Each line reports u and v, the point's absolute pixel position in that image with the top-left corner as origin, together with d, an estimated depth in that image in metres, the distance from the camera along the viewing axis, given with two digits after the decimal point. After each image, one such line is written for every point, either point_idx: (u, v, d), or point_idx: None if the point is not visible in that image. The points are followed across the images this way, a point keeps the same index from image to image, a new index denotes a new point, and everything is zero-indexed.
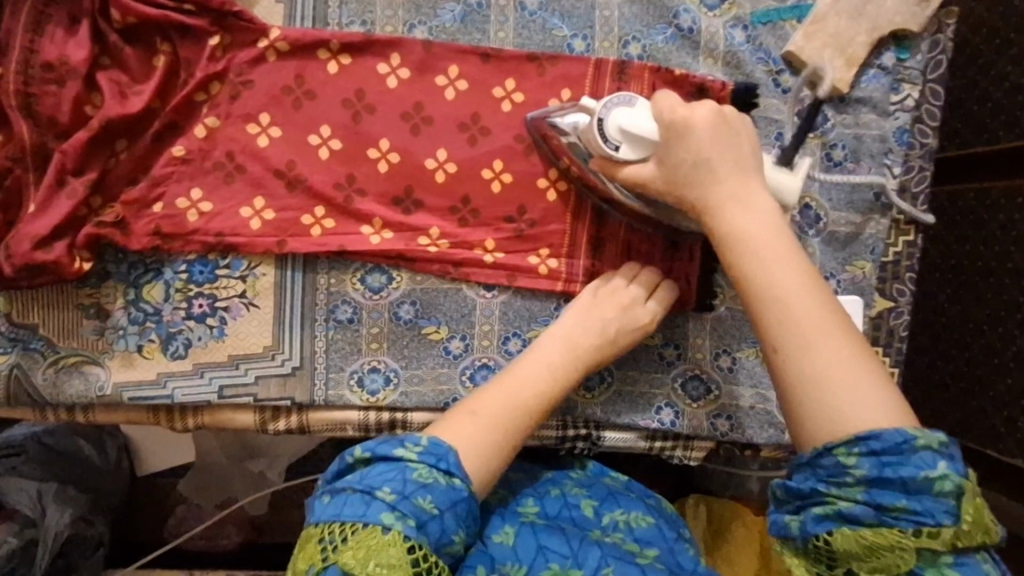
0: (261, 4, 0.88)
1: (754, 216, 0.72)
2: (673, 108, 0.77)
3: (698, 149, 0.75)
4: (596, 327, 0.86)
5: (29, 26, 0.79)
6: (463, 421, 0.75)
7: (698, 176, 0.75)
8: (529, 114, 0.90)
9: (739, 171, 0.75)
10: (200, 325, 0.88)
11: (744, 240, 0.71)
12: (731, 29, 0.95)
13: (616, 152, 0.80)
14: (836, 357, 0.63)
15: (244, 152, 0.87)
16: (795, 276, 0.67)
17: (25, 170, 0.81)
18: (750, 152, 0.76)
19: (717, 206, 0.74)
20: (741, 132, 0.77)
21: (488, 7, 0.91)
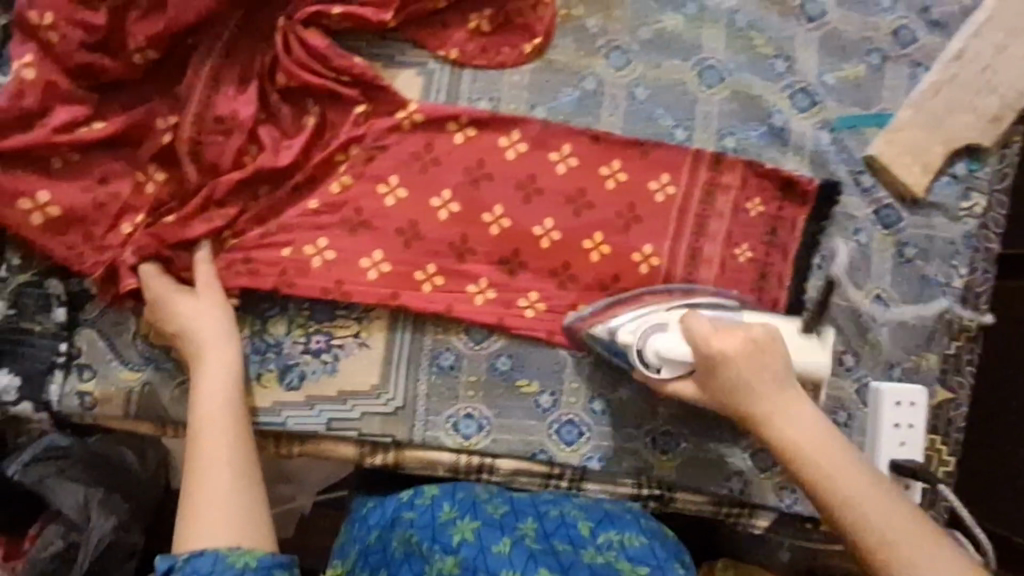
0: (402, 76, 0.95)
1: (800, 426, 0.83)
2: (708, 339, 0.86)
3: (737, 374, 0.85)
4: (204, 335, 0.86)
5: (207, 83, 0.87)
6: (206, 453, 0.81)
7: (738, 390, 0.85)
8: (568, 318, 0.98)
9: (777, 386, 0.85)
10: (315, 359, 0.95)
11: (802, 452, 0.81)
12: (818, 131, 1.03)
13: (657, 372, 0.90)
14: (918, 541, 0.75)
15: (373, 209, 0.94)
16: (858, 481, 0.79)
17: (182, 206, 0.88)
18: (784, 363, 0.86)
19: (759, 413, 0.84)
20: (770, 343, 0.86)
21: (602, 95, 0.98)
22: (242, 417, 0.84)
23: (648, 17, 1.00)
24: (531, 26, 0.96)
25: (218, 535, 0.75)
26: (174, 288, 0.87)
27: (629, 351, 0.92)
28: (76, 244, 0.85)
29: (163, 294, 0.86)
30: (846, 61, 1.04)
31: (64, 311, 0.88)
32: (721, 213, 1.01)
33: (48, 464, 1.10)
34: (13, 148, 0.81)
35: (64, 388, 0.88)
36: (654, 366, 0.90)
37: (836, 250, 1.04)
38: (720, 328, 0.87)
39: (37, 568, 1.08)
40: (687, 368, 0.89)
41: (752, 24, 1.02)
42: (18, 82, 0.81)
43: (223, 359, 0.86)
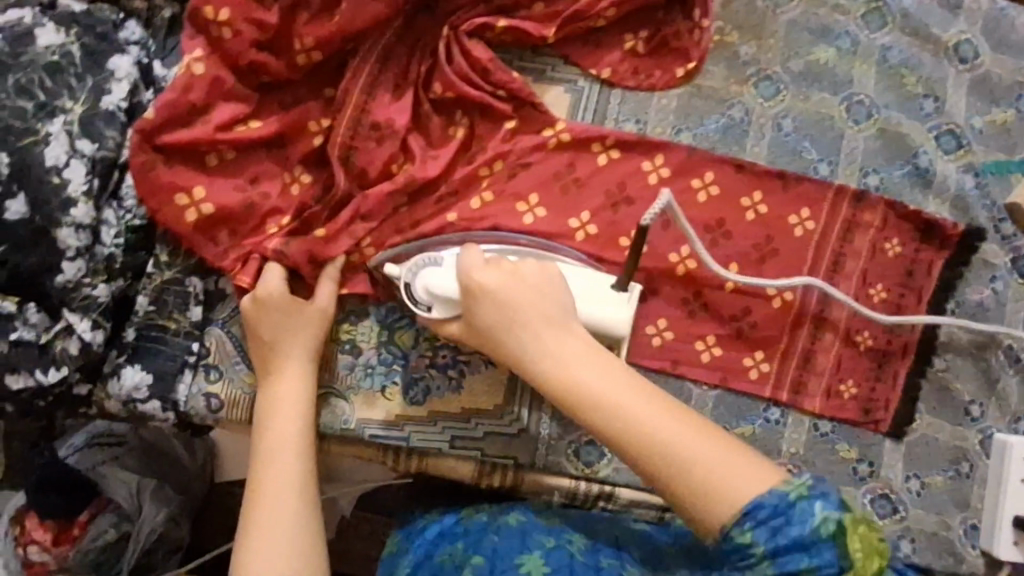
0: (551, 92, 0.94)
1: (572, 362, 0.74)
2: (472, 271, 0.79)
3: (496, 310, 0.77)
4: (288, 348, 0.83)
5: (364, 89, 0.87)
6: (268, 469, 0.79)
7: (503, 329, 0.77)
8: (371, 262, 0.86)
9: (548, 323, 0.76)
10: (441, 375, 0.92)
11: (574, 384, 0.73)
12: (962, 174, 1.00)
13: (428, 313, 0.82)
14: (712, 451, 0.70)
15: (511, 227, 0.90)
16: (640, 402, 0.72)
17: (325, 209, 0.86)
18: (559, 296, 0.79)
19: (525, 350, 0.76)
20: (537, 276, 0.79)
21: (748, 123, 0.97)
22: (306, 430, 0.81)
23: (800, 48, 1.00)
24: (687, 51, 0.96)
25: (272, 555, 0.75)
26: (288, 299, 0.83)
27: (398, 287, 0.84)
28: (223, 240, 0.83)
29: (280, 303, 0.82)
30: (995, 105, 1.02)
31: (200, 310, 0.86)
32: (859, 252, 0.98)
33: (105, 450, 1.13)
34: (173, 143, 0.80)
35: (191, 388, 0.85)
36: (424, 304, 0.82)
37: (970, 297, 1.01)
38: (496, 260, 0.80)
39: (90, 555, 1.11)
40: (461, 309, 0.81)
41: (903, 61, 1.01)
42: (188, 75, 0.81)
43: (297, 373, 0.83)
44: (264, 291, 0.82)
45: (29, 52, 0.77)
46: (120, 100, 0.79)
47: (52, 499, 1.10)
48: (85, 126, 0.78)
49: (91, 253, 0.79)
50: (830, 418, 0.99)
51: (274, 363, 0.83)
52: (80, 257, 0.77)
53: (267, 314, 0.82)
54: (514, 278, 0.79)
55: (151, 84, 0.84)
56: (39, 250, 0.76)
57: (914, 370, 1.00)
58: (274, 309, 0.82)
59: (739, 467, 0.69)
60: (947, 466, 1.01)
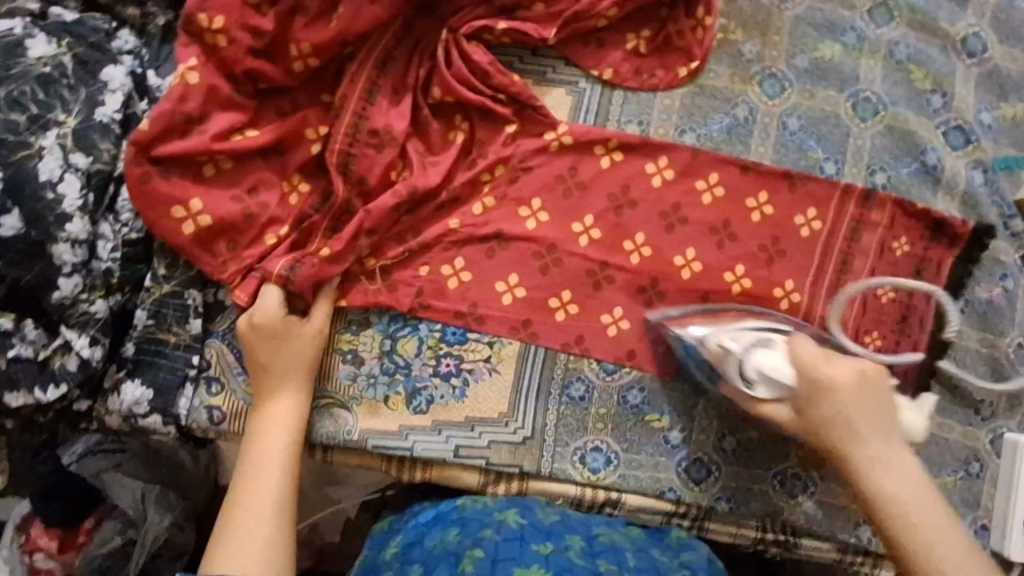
0: (552, 94, 0.93)
1: (909, 474, 0.78)
2: (812, 362, 0.79)
3: (835, 409, 0.78)
4: (280, 364, 0.82)
5: (362, 94, 0.85)
6: (253, 481, 0.79)
7: (839, 433, 0.78)
8: (652, 314, 0.93)
9: (882, 435, 0.78)
10: (444, 383, 0.91)
11: (903, 498, 0.77)
12: (971, 170, 0.99)
13: (751, 391, 0.82)
14: (968, 560, 0.75)
15: (514, 232, 0.91)
16: (937, 512, 0.77)
17: (325, 218, 0.84)
18: (890, 403, 0.79)
19: (853, 457, 0.78)
20: (851, 378, 0.78)
21: (754, 122, 0.96)
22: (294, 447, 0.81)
23: (806, 44, 0.98)
24: (689, 49, 0.94)
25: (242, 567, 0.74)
26: (283, 320, 0.82)
27: (725, 359, 0.84)
28: (221, 252, 0.82)
29: (274, 324, 0.81)
30: (1004, 99, 1.01)
31: (200, 322, 0.84)
32: (867, 251, 0.97)
33: (108, 458, 1.08)
34: (169, 154, 0.79)
35: (192, 401, 0.84)
36: (754, 383, 0.81)
37: (980, 295, 1.00)
38: (821, 355, 0.79)
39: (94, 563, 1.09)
40: (789, 391, 0.80)
41: (912, 56, 0.99)
42: (183, 85, 0.79)
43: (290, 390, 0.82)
44: (260, 306, 0.81)
45: (20, 64, 0.76)
46: (114, 111, 0.78)
47: (55, 507, 1.11)
48: (80, 138, 0.76)
49: (87, 268, 0.77)
50: None
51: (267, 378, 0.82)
52: (78, 271, 0.76)
53: (260, 331, 0.81)
54: (827, 378, 0.78)
55: (145, 94, 0.82)
56: (41, 261, 0.75)
57: (923, 371, 0.99)
58: (269, 330, 0.81)
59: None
60: (957, 467, 0.99)
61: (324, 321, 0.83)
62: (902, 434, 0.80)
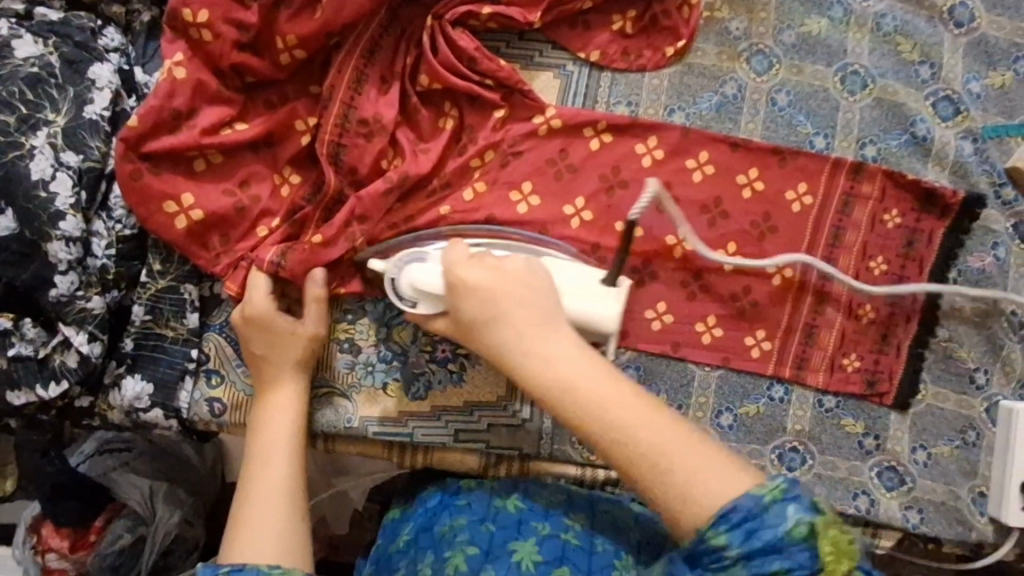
0: (540, 78, 0.93)
1: (574, 358, 0.71)
2: (458, 265, 0.76)
3: (478, 304, 0.74)
4: (276, 353, 0.82)
5: (350, 83, 0.85)
6: (260, 470, 0.79)
7: (485, 324, 0.74)
8: (370, 246, 0.87)
9: (542, 321, 0.73)
10: (441, 369, 0.92)
11: (564, 385, 0.70)
12: (961, 140, 0.99)
13: (413, 308, 0.81)
14: (674, 447, 0.67)
15: (506, 217, 0.90)
16: (622, 398, 0.69)
17: (318, 209, 0.85)
18: (543, 293, 0.75)
19: (500, 344, 0.73)
20: (522, 269, 0.76)
21: (742, 99, 0.96)
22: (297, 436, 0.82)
23: (793, 19, 0.98)
24: (676, 28, 0.94)
25: (255, 547, 0.74)
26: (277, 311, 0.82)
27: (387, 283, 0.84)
28: (215, 246, 0.83)
29: (269, 315, 0.82)
30: (993, 67, 1.00)
31: (197, 316, 0.85)
32: (858, 224, 0.97)
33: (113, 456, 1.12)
34: (158, 149, 0.79)
35: (193, 395, 0.85)
36: (410, 299, 0.81)
37: (973, 264, 1.00)
38: (472, 255, 0.78)
39: (106, 561, 1.09)
40: (442, 303, 0.79)
41: (899, 28, 0.99)
42: (170, 81, 0.79)
43: (287, 379, 0.83)
44: (253, 302, 0.82)
45: (8, 65, 0.76)
46: (103, 109, 0.78)
47: (68, 505, 1.10)
48: (69, 136, 0.77)
49: (82, 265, 0.78)
50: (834, 392, 0.99)
51: (263, 371, 0.83)
52: (72, 270, 0.76)
53: (255, 325, 0.82)
54: (485, 273, 0.75)
55: (133, 91, 0.82)
56: (35, 262, 0.76)
57: (916, 341, 1.00)
58: (265, 324, 0.82)
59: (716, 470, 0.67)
60: (954, 436, 1.01)
61: (320, 309, 0.84)
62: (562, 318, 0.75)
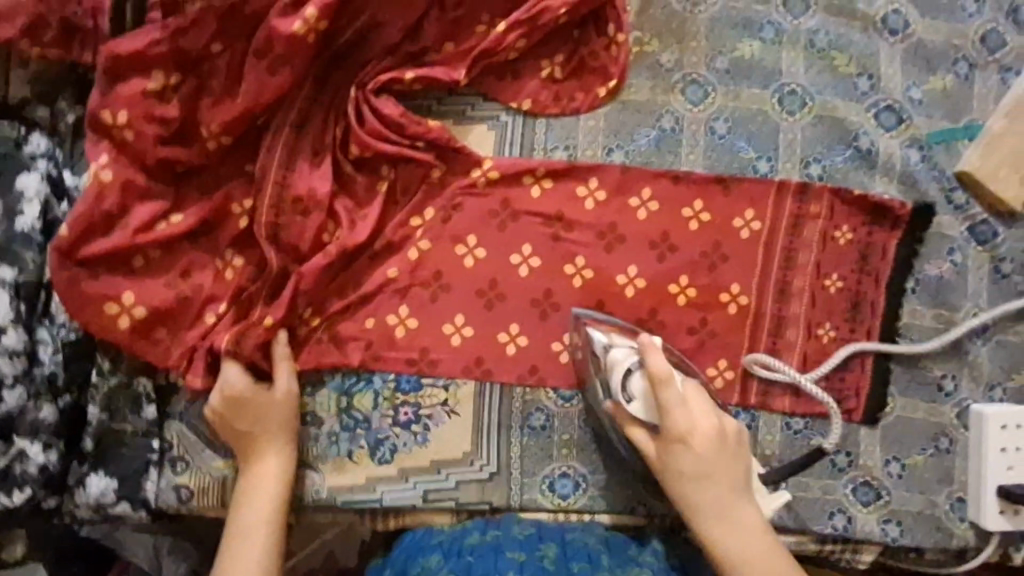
0: (474, 131, 0.92)
1: (754, 530, 0.82)
2: (699, 412, 0.82)
3: (694, 466, 0.81)
4: (257, 431, 0.82)
5: (282, 162, 0.85)
6: (240, 546, 0.80)
7: (696, 487, 0.81)
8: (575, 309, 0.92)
9: (730, 489, 0.82)
10: (406, 432, 0.92)
11: (741, 552, 0.81)
12: (907, 149, 0.98)
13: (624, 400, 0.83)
14: None
15: (453, 272, 0.91)
16: (775, 564, 0.81)
17: (262, 288, 0.85)
18: (745, 469, 0.83)
19: (686, 495, 0.82)
20: (734, 435, 0.83)
21: (681, 132, 0.95)
22: (278, 511, 0.82)
23: (725, 45, 0.97)
24: (606, 68, 0.93)
25: None
26: (254, 388, 0.83)
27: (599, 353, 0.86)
28: (162, 339, 0.83)
29: (245, 394, 0.82)
30: (934, 72, 1.00)
31: (154, 407, 0.85)
32: (810, 244, 0.96)
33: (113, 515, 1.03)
34: (93, 252, 0.80)
35: (159, 484, 0.85)
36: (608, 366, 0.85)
37: (930, 272, 0.99)
38: (679, 402, 0.81)
39: None
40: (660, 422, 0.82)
41: (833, 42, 0.98)
42: (98, 185, 0.80)
43: (270, 454, 0.83)
44: (224, 387, 0.82)
45: None
46: (33, 219, 0.80)
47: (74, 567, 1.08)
48: (4, 252, 0.79)
49: (29, 375, 0.80)
50: (801, 414, 0.98)
51: (245, 447, 0.83)
52: (20, 381, 0.78)
53: (233, 405, 0.82)
54: (706, 431, 0.81)
55: (64, 195, 0.83)
56: None
57: (881, 353, 0.99)
58: (241, 402, 0.82)
59: None
60: (927, 445, 1.00)
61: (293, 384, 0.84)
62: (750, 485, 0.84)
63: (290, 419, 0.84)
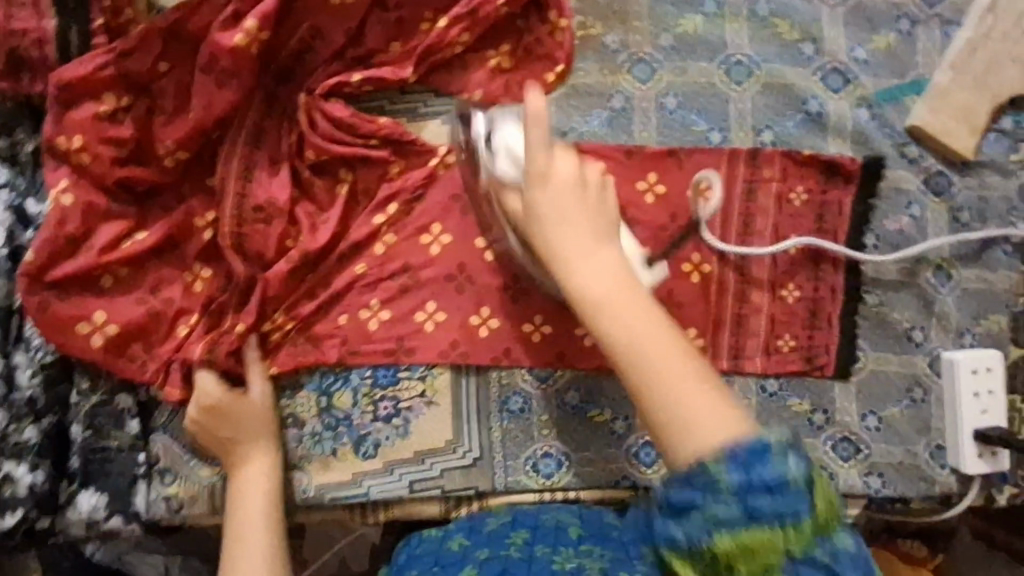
0: (429, 127, 0.94)
1: (611, 278, 0.75)
2: (542, 150, 0.78)
3: (551, 199, 0.78)
4: (239, 435, 0.84)
5: (239, 173, 0.88)
6: (242, 550, 0.81)
7: (540, 224, 0.78)
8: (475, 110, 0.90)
9: (590, 230, 0.77)
10: (387, 425, 0.92)
11: (601, 293, 0.74)
12: (856, 109, 1.00)
13: (491, 162, 0.83)
14: (674, 362, 0.70)
15: (421, 263, 0.92)
16: (652, 336, 0.71)
17: (231, 296, 0.87)
18: (603, 210, 0.79)
19: (547, 251, 0.77)
20: (596, 191, 0.80)
21: (631, 110, 0.97)
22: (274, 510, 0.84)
23: (668, 22, 0.99)
24: (552, 53, 0.95)
25: None
26: (230, 395, 0.84)
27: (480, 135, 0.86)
28: (137, 355, 0.85)
29: (222, 401, 0.84)
30: (876, 31, 1.02)
31: (137, 422, 0.88)
32: (766, 209, 0.98)
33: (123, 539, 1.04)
34: (61, 276, 0.82)
35: (149, 496, 0.87)
36: (489, 154, 0.83)
37: (890, 227, 1.01)
38: (543, 143, 0.78)
39: None
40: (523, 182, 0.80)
41: (774, 11, 1.00)
42: (59, 210, 0.83)
43: (255, 457, 0.85)
44: (200, 397, 0.84)
45: None
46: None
47: None
48: None
49: (9, 400, 0.83)
50: (774, 375, 0.99)
51: (230, 453, 0.85)
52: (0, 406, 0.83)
53: (212, 414, 0.84)
54: (570, 181, 0.79)
55: (28, 223, 0.85)
56: None
57: (846, 309, 1.00)
58: (219, 410, 0.84)
59: (708, 403, 0.68)
60: (901, 396, 1.01)
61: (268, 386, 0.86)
62: (617, 256, 0.77)
63: (271, 420, 0.86)
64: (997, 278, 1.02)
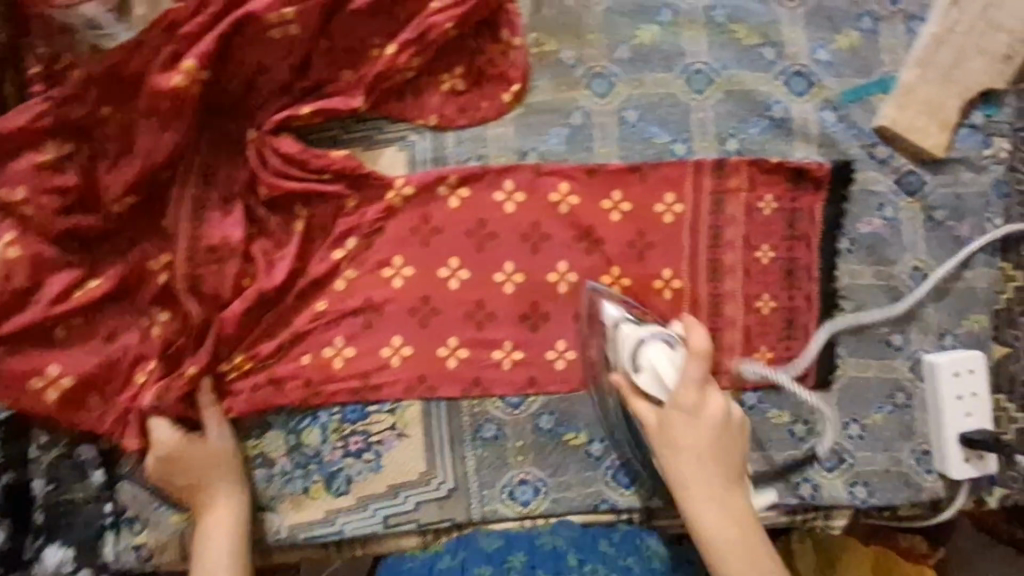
0: (384, 155, 0.92)
1: (720, 495, 0.80)
2: (687, 389, 0.79)
3: (682, 428, 0.80)
4: (198, 479, 0.83)
5: (190, 213, 0.86)
6: None
7: (656, 441, 0.82)
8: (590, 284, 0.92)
9: (713, 458, 0.80)
10: (358, 460, 0.90)
11: (708, 525, 0.80)
12: (822, 111, 0.98)
13: (630, 367, 0.83)
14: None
15: (383, 296, 0.90)
16: (744, 556, 0.78)
17: (188, 340, 0.85)
18: (738, 454, 0.82)
19: (662, 442, 0.81)
20: (731, 424, 0.81)
21: (591, 127, 0.95)
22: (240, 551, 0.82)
23: (624, 33, 0.96)
24: (505, 73, 0.93)
25: None
26: (185, 439, 0.83)
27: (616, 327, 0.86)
28: (95, 406, 0.84)
29: (178, 446, 0.83)
30: (838, 30, 0.99)
31: (102, 472, 0.86)
32: (735, 219, 0.96)
33: None
34: (11, 330, 0.81)
35: (118, 546, 0.85)
36: (627, 356, 0.83)
37: (863, 230, 0.98)
38: (696, 381, 0.79)
39: None
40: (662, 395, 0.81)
41: (732, 16, 0.98)
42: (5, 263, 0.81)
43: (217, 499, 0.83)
44: (155, 446, 0.83)
45: None
46: None
47: None
48: None
49: None
50: (753, 388, 0.97)
51: (192, 498, 0.83)
52: None
53: (169, 460, 0.83)
54: (702, 430, 0.80)
55: None
56: None
57: (823, 316, 0.98)
58: (176, 456, 0.83)
59: None
60: (884, 402, 0.99)
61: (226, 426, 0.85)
62: (734, 478, 0.81)
63: (230, 460, 0.85)
64: (975, 276, 1.00)
